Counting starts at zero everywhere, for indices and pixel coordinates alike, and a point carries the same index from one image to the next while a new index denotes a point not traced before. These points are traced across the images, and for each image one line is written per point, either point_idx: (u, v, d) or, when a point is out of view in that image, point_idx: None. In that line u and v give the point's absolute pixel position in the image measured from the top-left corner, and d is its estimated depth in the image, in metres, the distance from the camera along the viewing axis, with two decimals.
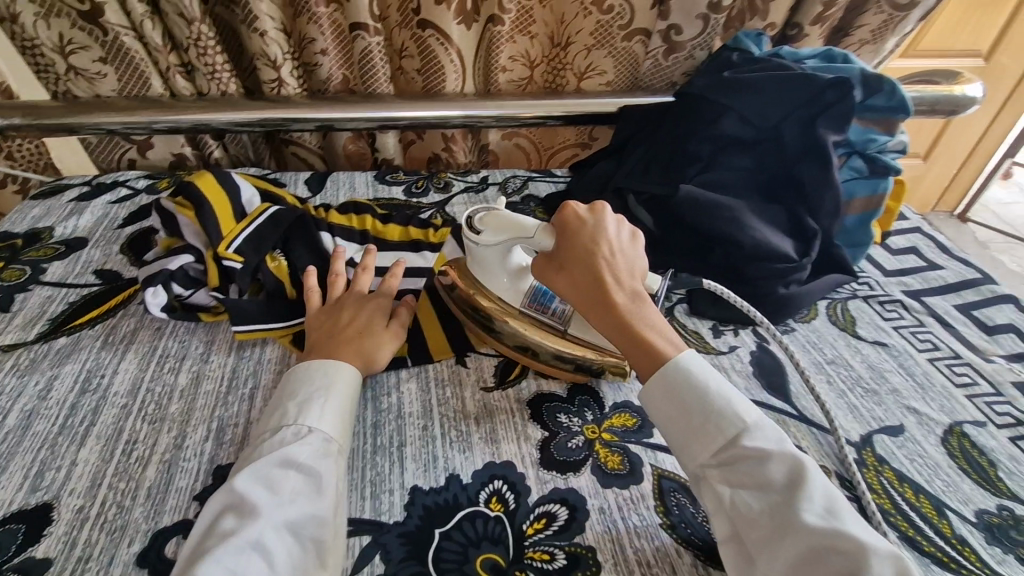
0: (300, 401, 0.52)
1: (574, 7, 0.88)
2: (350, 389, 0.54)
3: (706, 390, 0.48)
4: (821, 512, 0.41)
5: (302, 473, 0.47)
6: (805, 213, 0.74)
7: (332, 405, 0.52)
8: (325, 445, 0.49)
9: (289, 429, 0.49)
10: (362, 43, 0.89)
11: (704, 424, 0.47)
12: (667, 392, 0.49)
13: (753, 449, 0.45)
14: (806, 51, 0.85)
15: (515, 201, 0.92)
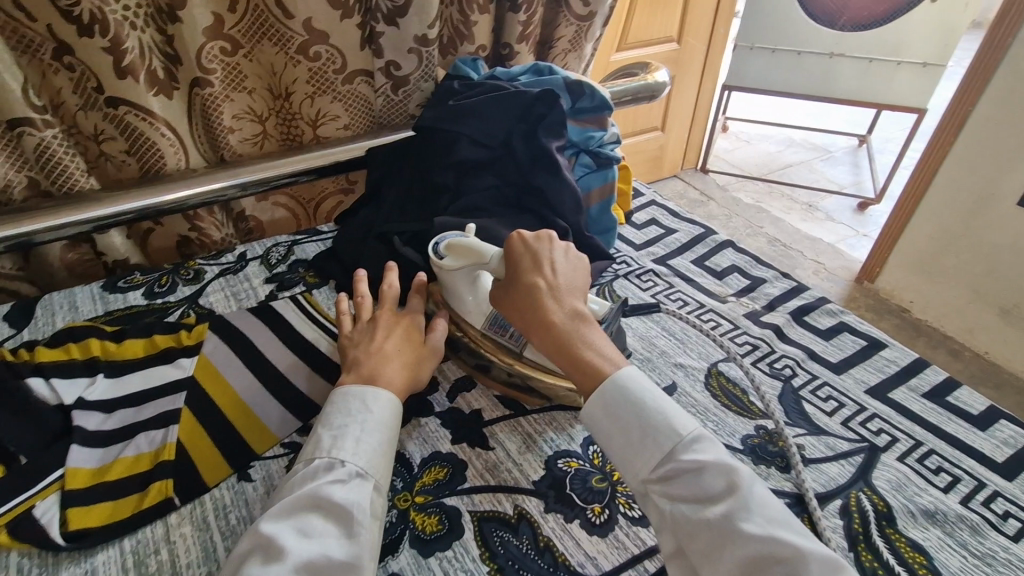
0: (335, 431, 0.50)
1: (280, 58, 0.84)
2: (389, 415, 0.52)
3: (643, 404, 0.50)
4: (756, 519, 0.44)
5: (321, 516, 0.45)
6: (554, 216, 0.79)
7: (367, 435, 0.50)
8: (360, 482, 0.48)
9: (322, 463, 0.48)
10: (32, 140, 0.74)
11: (647, 436, 0.49)
12: (609, 404, 0.51)
13: (691, 463, 0.47)
14: (518, 68, 0.93)
15: (281, 271, 0.84)
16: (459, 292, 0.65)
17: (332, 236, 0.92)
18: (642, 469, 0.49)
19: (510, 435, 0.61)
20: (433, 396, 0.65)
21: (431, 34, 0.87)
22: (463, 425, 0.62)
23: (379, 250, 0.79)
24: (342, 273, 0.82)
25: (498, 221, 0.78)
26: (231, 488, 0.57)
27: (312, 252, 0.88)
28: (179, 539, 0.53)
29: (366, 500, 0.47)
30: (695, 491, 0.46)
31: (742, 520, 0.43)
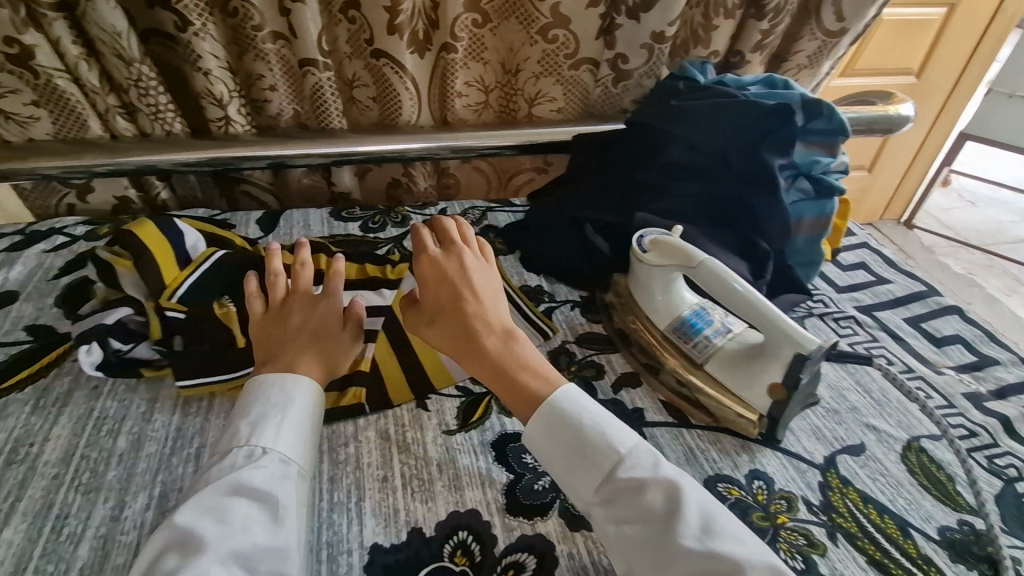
0: (254, 421, 0.51)
1: (520, 36, 0.89)
2: (310, 402, 0.54)
3: (579, 427, 0.50)
4: (699, 537, 0.43)
5: (252, 498, 0.45)
6: (756, 236, 0.76)
7: (290, 427, 0.51)
8: (280, 467, 0.48)
9: (243, 451, 0.48)
10: (312, 79, 0.88)
11: (585, 456, 0.49)
12: (540, 429, 0.51)
13: (630, 480, 0.47)
14: (748, 77, 0.89)
15: (474, 232, 0.91)
16: (650, 288, 0.65)
17: (523, 210, 0.97)
18: (583, 491, 0.48)
19: (671, 443, 0.59)
20: (598, 382, 0.66)
21: (669, 32, 0.88)
22: (626, 418, 0.62)
23: (570, 232, 0.82)
24: (528, 246, 0.85)
25: (697, 230, 0.76)
26: (409, 411, 0.62)
27: (503, 221, 0.94)
28: (365, 441, 0.58)
29: (282, 489, 0.47)
30: (638, 511, 0.45)
31: (679, 535, 0.43)
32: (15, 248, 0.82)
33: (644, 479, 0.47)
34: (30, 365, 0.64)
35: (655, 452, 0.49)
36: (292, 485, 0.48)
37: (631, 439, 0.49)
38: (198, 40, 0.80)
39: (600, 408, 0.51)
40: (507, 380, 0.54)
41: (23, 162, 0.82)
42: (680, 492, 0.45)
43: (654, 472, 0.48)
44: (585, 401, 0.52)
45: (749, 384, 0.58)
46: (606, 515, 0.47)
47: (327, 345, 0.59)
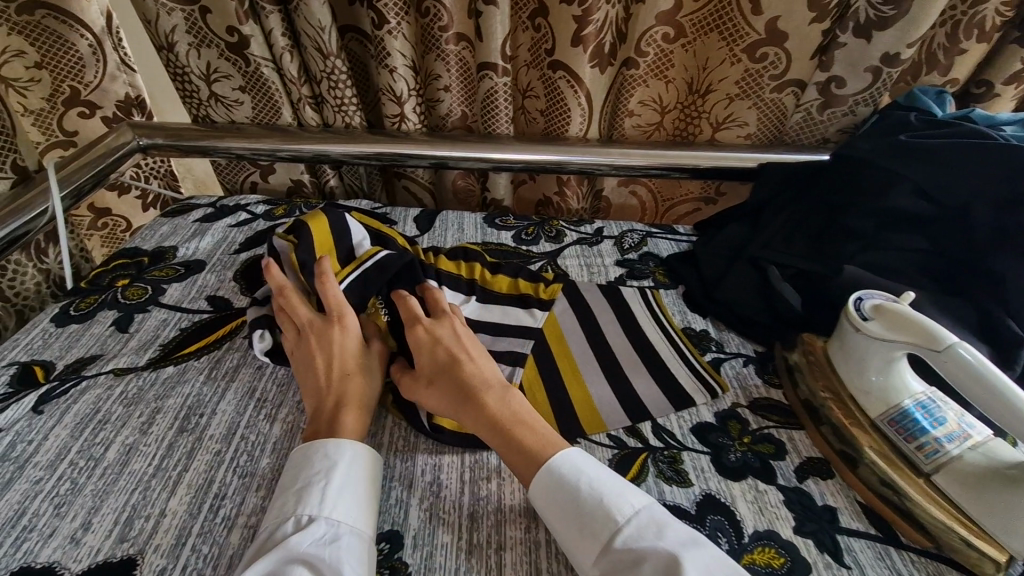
0: (298, 491, 0.46)
1: (721, 52, 0.80)
2: (356, 464, 0.49)
3: (579, 493, 0.45)
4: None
5: (307, 567, 0.41)
6: (1003, 314, 0.60)
7: (338, 486, 0.47)
8: (333, 531, 0.44)
9: (289, 522, 0.44)
10: (488, 84, 0.85)
11: (584, 524, 0.44)
12: (549, 501, 0.46)
13: (627, 552, 0.41)
14: (1003, 114, 0.73)
15: (632, 258, 0.84)
16: (864, 365, 0.54)
17: (688, 240, 0.88)
18: (584, 563, 0.43)
19: (875, 563, 0.48)
20: (777, 462, 0.55)
21: (905, 55, 0.75)
22: (812, 515, 0.51)
23: (749, 275, 0.72)
24: (695, 284, 0.77)
25: (921, 296, 0.63)
26: None
27: (664, 250, 0.86)
28: (508, 478, 0.54)
29: (336, 555, 0.42)
30: None
31: None
32: (207, 219, 0.90)
33: (643, 551, 0.41)
34: (209, 335, 0.68)
35: (662, 522, 0.42)
36: (352, 549, 0.43)
37: (634, 505, 0.44)
38: (389, 38, 0.81)
39: (602, 471, 0.47)
40: (512, 441, 0.50)
41: (224, 142, 0.89)
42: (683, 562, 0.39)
43: (658, 542, 0.41)
44: (587, 465, 0.47)
45: (1003, 517, 0.45)
46: None
47: (353, 379, 0.57)
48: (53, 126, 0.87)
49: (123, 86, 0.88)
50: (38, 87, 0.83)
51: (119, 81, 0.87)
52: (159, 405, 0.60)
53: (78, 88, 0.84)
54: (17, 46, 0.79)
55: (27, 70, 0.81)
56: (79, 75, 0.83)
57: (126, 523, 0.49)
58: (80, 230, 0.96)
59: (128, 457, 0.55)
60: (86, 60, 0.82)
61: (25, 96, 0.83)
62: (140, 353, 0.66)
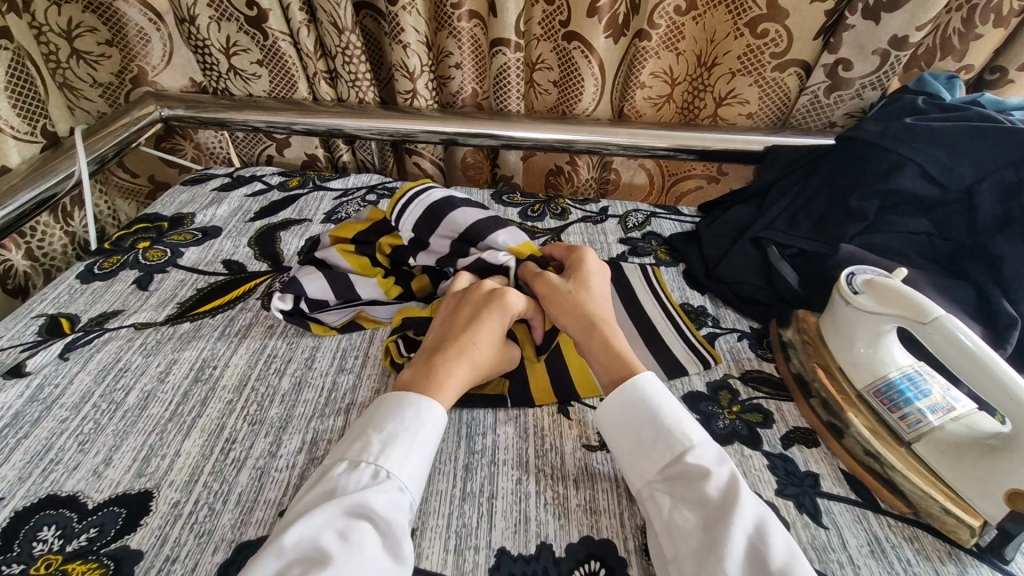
0: (385, 439, 0.48)
1: (727, 26, 0.82)
2: (428, 425, 0.50)
3: (657, 411, 0.50)
4: (757, 531, 0.42)
5: (372, 522, 0.43)
6: (999, 295, 0.61)
7: (418, 452, 0.48)
8: (401, 494, 0.45)
9: (368, 471, 0.46)
10: (501, 60, 0.86)
11: (657, 436, 0.49)
12: (617, 409, 0.51)
13: (696, 465, 0.46)
14: (1012, 99, 0.72)
15: (635, 236, 0.85)
16: (853, 337, 0.56)
17: (692, 221, 0.90)
18: (647, 470, 0.48)
19: (852, 526, 0.49)
20: (764, 431, 0.57)
21: (913, 37, 0.75)
22: (795, 480, 0.53)
23: (749, 252, 0.74)
24: (696, 261, 0.78)
25: (918, 275, 0.64)
26: (550, 415, 0.59)
27: (668, 229, 0.87)
28: (502, 435, 0.56)
29: (401, 515, 0.44)
30: (695, 495, 0.45)
31: (732, 523, 0.42)
32: (223, 188, 0.93)
33: (709, 468, 0.46)
34: (223, 296, 0.71)
35: (724, 452, 0.48)
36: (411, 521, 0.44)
37: (701, 434, 0.49)
38: (403, 14, 0.82)
39: (673, 400, 0.52)
40: (611, 359, 0.56)
41: (242, 114, 0.91)
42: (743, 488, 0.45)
43: (721, 466, 0.47)
44: (663, 390, 0.52)
45: (980, 483, 0.46)
46: (665, 491, 0.47)
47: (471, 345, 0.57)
48: (120, 99, 0.95)
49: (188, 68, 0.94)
50: (108, 62, 0.91)
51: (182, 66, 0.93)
52: (177, 356, 0.63)
53: (145, 69, 0.92)
54: (90, 23, 0.86)
55: (100, 46, 0.89)
56: (147, 56, 0.91)
57: (143, 460, 0.53)
58: (141, 199, 1.05)
59: (146, 402, 0.58)
60: (153, 42, 0.89)
61: (95, 70, 0.91)
62: (158, 309, 0.69)
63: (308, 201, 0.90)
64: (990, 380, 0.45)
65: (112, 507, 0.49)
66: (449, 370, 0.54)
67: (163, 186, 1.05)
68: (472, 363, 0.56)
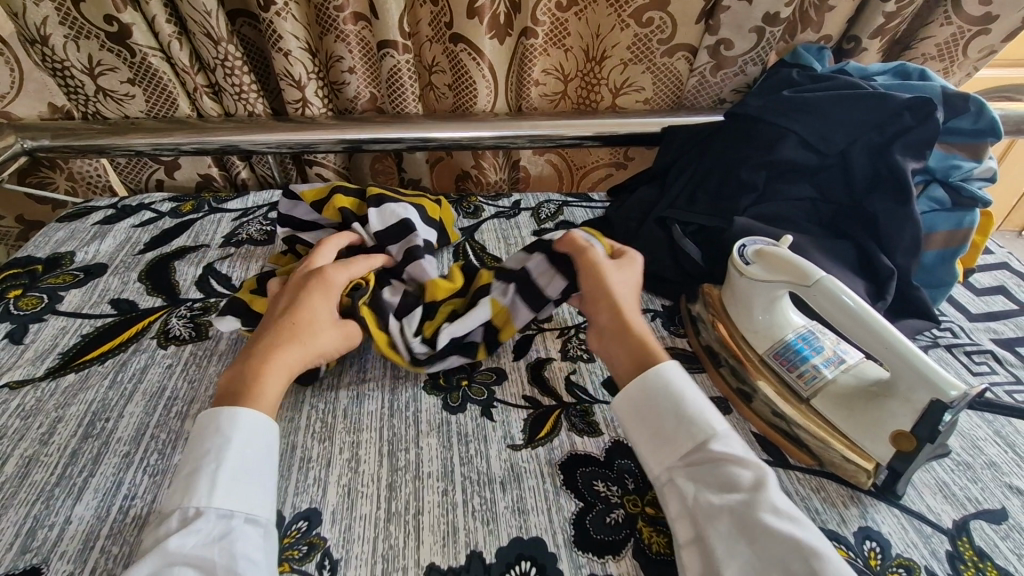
0: (189, 475, 0.45)
1: (609, 20, 0.82)
2: (245, 441, 0.47)
3: (679, 398, 0.50)
4: (773, 515, 0.42)
5: (193, 560, 0.41)
6: (877, 250, 0.66)
7: (231, 472, 0.45)
8: (219, 521, 0.43)
9: (181, 510, 0.43)
10: (389, 62, 0.84)
11: (680, 423, 0.49)
12: (635, 403, 0.51)
13: (723, 454, 0.46)
14: (874, 66, 0.78)
15: (549, 227, 0.86)
16: (749, 306, 0.58)
17: (602, 206, 0.91)
18: (667, 455, 0.48)
19: None
20: None
21: (784, 13, 0.78)
22: None
23: (654, 233, 0.76)
24: None
25: (805, 239, 0.68)
26: (473, 420, 0.58)
27: (580, 217, 0.88)
28: (425, 447, 0.55)
29: (226, 538, 0.42)
30: (719, 480, 0.45)
31: (762, 510, 0.42)
32: (107, 221, 0.86)
33: (738, 456, 0.46)
34: (112, 339, 0.66)
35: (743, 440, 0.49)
36: (246, 539, 0.42)
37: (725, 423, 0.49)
38: (278, 20, 0.78)
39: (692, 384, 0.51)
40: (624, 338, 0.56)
41: (121, 137, 0.84)
42: (769, 478, 0.45)
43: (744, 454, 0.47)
44: (687, 379, 0.51)
45: (867, 429, 0.50)
46: (687, 478, 0.47)
47: (301, 328, 0.55)
48: None
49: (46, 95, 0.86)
50: None
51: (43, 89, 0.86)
52: (61, 414, 0.57)
53: None
54: None
55: None
56: None
57: (27, 534, 0.48)
58: (13, 241, 1.01)
59: (28, 469, 0.53)
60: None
61: None
62: (37, 363, 0.63)
63: (204, 225, 0.85)
64: (862, 328, 0.48)
65: None
66: (268, 369, 0.52)
67: (34, 225, 0.99)
68: (308, 349, 0.54)
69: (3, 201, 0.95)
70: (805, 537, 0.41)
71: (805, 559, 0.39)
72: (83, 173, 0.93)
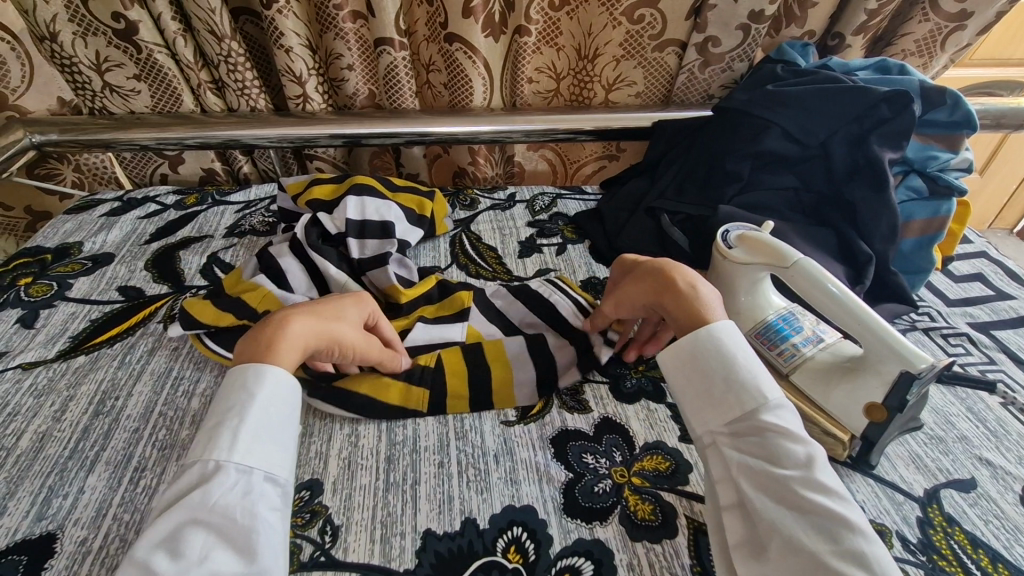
0: (215, 425, 0.45)
1: (603, 19, 0.85)
2: (274, 403, 0.47)
3: (733, 360, 0.49)
4: (819, 486, 0.42)
5: (219, 519, 0.41)
6: (857, 237, 0.68)
7: (263, 433, 0.46)
8: (243, 481, 0.43)
9: (200, 468, 0.43)
10: (387, 59, 0.87)
11: (732, 389, 0.48)
12: (681, 361, 0.51)
13: (774, 423, 0.46)
14: (857, 61, 0.80)
15: (543, 218, 0.89)
16: (733, 288, 0.60)
17: (595, 198, 0.94)
18: (713, 420, 0.48)
19: None
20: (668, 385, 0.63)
21: (768, 10, 0.81)
22: None
23: (645, 223, 0.79)
24: (599, 237, 0.82)
25: (788, 226, 0.70)
26: None
27: (573, 209, 0.91)
28: (423, 422, 0.57)
29: (250, 501, 0.42)
30: (767, 448, 0.45)
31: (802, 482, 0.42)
32: (113, 213, 0.88)
33: (789, 427, 0.46)
34: (120, 324, 0.68)
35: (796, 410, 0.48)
36: (266, 500, 0.43)
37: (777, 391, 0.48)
38: (281, 18, 0.80)
39: (746, 349, 0.50)
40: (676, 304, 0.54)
41: (127, 132, 0.86)
42: (819, 454, 0.44)
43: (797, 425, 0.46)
44: (741, 343, 0.51)
45: (843, 402, 0.52)
46: (732, 444, 0.47)
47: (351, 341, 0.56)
48: None
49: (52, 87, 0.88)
50: None
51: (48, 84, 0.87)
52: (72, 393, 0.60)
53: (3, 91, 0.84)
54: None
55: None
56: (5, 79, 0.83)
57: (43, 503, 0.50)
58: (18, 233, 1.03)
59: (41, 444, 0.55)
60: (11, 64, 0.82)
61: None
62: (48, 346, 0.65)
63: (208, 218, 0.87)
64: (839, 307, 0.51)
65: (11, 556, 0.46)
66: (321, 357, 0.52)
67: (42, 215, 1.01)
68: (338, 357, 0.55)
69: (14, 194, 0.97)
70: (849, 512, 0.40)
71: (848, 530, 0.39)
72: (89, 164, 0.96)
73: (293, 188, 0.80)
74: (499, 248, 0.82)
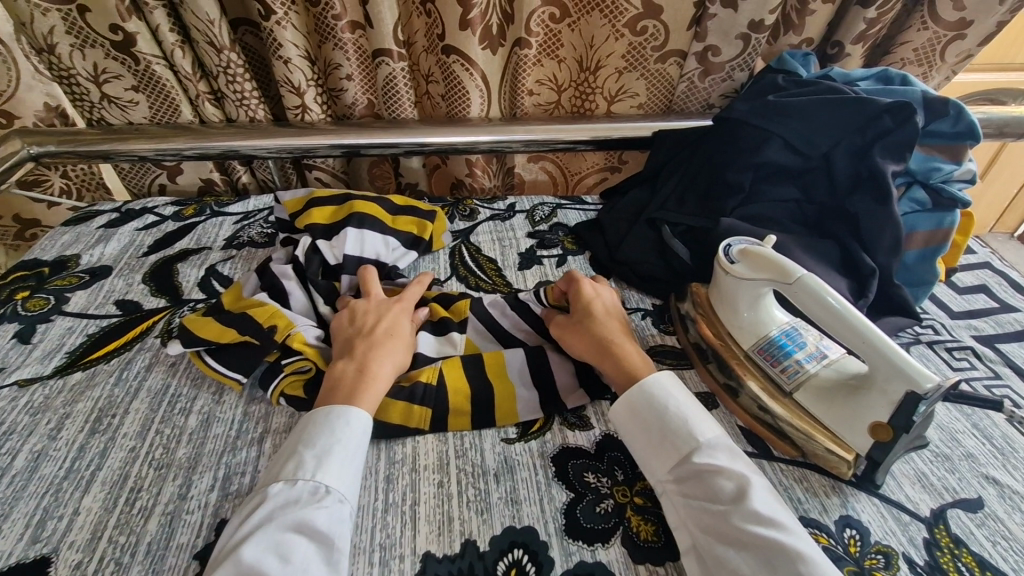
0: (318, 452, 0.48)
1: (604, 31, 0.84)
2: (361, 441, 0.50)
3: (664, 408, 0.52)
4: (756, 519, 0.43)
5: (312, 539, 0.43)
6: (859, 250, 0.68)
7: (354, 463, 0.49)
8: (341, 508, 0.46)
9: (307, 486, 0.46)
10: (385, 70, 0.87)
11: (665, 436, 0.50)
12: (625, 413, 0.53)
13: (706, 464, 0.47)
14: (859, 71, 0.80)
15: (543, 229, 0.88)
16: (735, 304, 0.60)
17: (595, 208, 0.93)
18: (657, 468, 0.50)
19: None
20: None
21: (769, 20, 0.81)
22: None
23: (645, 234, 0.78)
24: (600, 248, 0.82)
25: (790, 239, 0.70)
26: None
27: (573, 219, 0.91)
28: (422, 440, 0.57)
29: (346, 528, 0.45)
30: (705, 490, 0.46)
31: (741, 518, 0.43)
32: (111, 224, 0.88)
33: (721, 467, 0.47)
34: (117, 339, 0.68)
35: (733, 446, 0.50)
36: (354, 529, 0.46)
37: (708, 432, 0.50)
38: (279, 29, 0.80)
39: (678, 394, 0.53)
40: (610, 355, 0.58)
41: (125, 143, 0.86)
42: (751, 484, 0.46)
43: (732, 462, 0.48)
44: (673, 388, 0.53)
45: (848, 421, 0.51)
46: (677, 490, 0.48)
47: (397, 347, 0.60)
48: None
49: (40, 95, 0.86)
50: None
51: (36, 91, 0.86)
52: (69, 411, 0.59)
53: None
54: None
55: None
56: None
57: (37, 525, 0.49)
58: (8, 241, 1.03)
59: (37, 463, 0.54)
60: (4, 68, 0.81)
61: None
62: (45, 362, 0.65)
63: (206, 229, 0.87)
64: (842, 325, 0.50)
65: None
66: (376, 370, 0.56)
67: (30, 223, 1.01)
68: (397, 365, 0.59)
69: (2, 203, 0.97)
70: (791, 541, 0.41)
71: (790, 560, 0.40)
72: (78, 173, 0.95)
73: (291, 205, 0.80)
74: (499, 260, 0.81)
